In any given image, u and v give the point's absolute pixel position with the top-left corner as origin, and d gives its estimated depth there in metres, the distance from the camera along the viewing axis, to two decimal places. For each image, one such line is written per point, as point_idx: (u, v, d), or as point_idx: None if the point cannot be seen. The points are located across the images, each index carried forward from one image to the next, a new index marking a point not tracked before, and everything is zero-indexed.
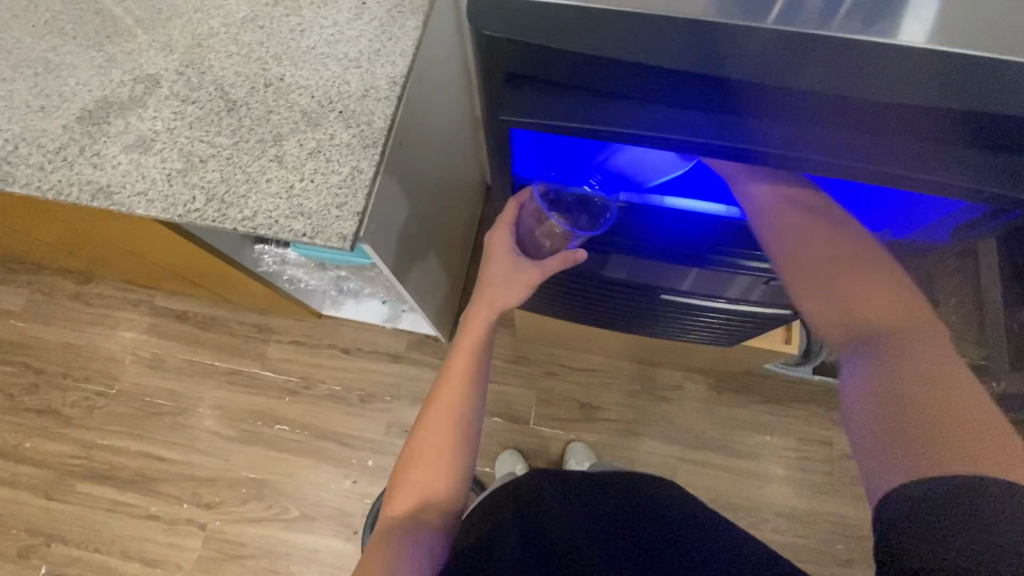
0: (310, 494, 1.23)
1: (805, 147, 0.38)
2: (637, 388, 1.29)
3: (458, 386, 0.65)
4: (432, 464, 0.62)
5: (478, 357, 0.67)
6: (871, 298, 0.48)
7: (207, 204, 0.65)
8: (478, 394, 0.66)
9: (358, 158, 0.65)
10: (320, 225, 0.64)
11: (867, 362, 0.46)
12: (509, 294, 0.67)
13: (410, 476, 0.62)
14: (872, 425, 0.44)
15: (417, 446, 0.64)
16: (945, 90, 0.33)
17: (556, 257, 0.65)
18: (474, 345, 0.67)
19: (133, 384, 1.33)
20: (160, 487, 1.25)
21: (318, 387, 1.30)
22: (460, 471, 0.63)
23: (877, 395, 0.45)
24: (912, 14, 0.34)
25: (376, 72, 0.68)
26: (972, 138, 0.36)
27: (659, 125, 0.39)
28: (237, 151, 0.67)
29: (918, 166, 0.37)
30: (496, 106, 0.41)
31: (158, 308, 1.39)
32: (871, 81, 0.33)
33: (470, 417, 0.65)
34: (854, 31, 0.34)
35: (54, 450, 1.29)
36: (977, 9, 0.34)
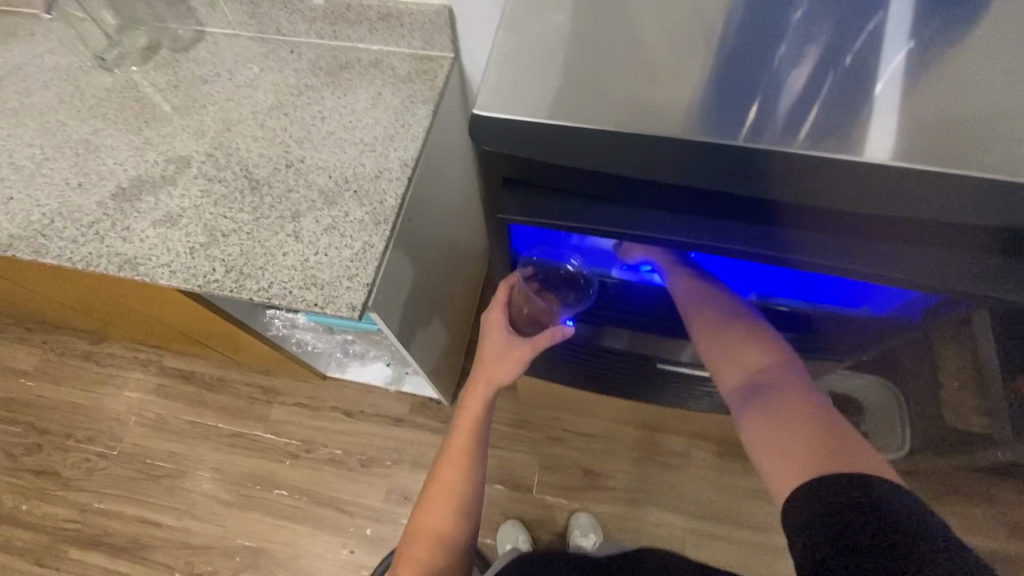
0: (305, 565, 1.19)
1: (784, 242, 0.40)
2: (641, 455, 1.28)
3: (458, 463, 0.67)
4: (432, 542, 0.64)
5: (477, 434, 0.68)
6: (754, 349, 0.55)
7: (226, 275, 0.69)
8: (478, 470, 0.67)
9: (369, 234, 0.70)
10: (331, 295, 0.67)
11: (761, 402, 0.52)
12: (503, 370, 0.67)
13: (411, 552, 0.64)
14: (771, 447, 0.49)
15: (419, 522, 0.66)
16: (918, 198, 0.35)
17: (544, 332, 0.65)
18: (474, 423, 0.68)
19: (135, 446, 1.33)
20: (152, 555, 1.22)
21: (320, 450, 1.29)
22: (461, 547, 0.65)
23: (773, 422, 0.50)
24: (876, 129, 0.38)
25: (389, 156, 0.74)
26: (969, 242, 0.38)
27: (657, 226, 0.42)
28: (258, 226, 0.71)
29: (902, 263, 0.39)
30: (496, 206, 0.45)
31: (166, 368, 1.41)
32: (834, 190, 0.37)
33: (470, 494, 0.66)
34: (822, 141, 0.37)
35: (49, 513, 1.27)
36: (930, 123, 0.38)
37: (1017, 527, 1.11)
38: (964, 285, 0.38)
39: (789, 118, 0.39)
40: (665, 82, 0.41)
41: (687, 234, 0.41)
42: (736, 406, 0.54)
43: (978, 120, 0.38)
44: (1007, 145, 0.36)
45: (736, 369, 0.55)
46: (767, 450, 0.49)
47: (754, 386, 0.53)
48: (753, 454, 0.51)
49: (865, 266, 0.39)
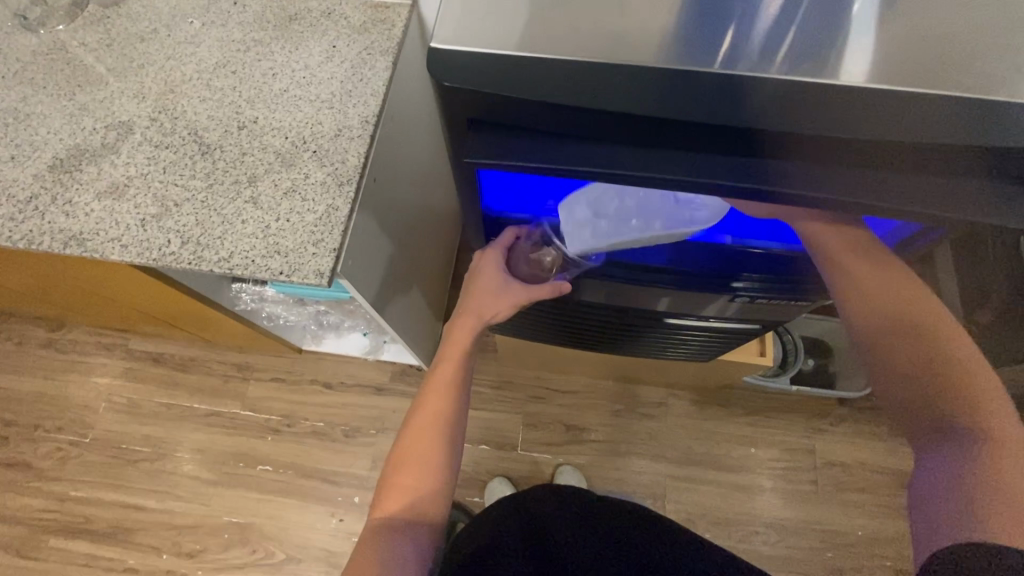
0: (296, 536, 1.20)
1: (763, 179, 0.39)
2: (621, 407, 1.30)
3: (443, 391, 0.68)
4: (419, 467, 0.65)
5: (462, 366, 0.70)
6: (964, 393, 0.49)
7: (182, 247, 0.66)
8: (461, 399, 0.69)
9: (333, 196, 0.67)
10: (297, 263, 0.65)
11: (950, 451, 0.49)
12: (496, 308, 0.69)
13: (398, 478, 0.65)
14: (941, 504, 0.48)
15: (405, 450, 0.66)
16: (898, 122, 0.35)
17: (545, 285, 0.67)
18: (458, 355, 0.70)
19: (109, 432, 1.29)
20: (137, 538, 1.21)
21: (301, 424, 1.28)
22: (446, 473, 0.65)
23: (953, 479, 0.48)
24: (849, 55, 0.37)
25: (348, 113, 0.70)
26: (955, 165, 0.38)
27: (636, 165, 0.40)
28: (212, 194, 0.67)
29: (885, 191, 0.38)
30: (461, 154, 0.43)
31: (134, 351, 1.36)
32: (813, 113, 0.36)
33: (454, 421, 0.68)
34: (799, 67, 0.37)
35: (24, 504, 1.24)
36: (908, 45, 0.37)
37: None
38: (957, 211, 0.38)
39: (766, 44, 0.37)
40: (637, 12, 0.39)
41: (663, 174, 0.40)
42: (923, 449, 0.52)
43: (951, 41, 0.37)
44: (983, 65, 0.36)
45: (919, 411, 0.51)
46: (930, 504, 0.50)
47: (947, 429, 0.50)
48: (925, 499, 0.51)
49: (850, 197, 0.39)
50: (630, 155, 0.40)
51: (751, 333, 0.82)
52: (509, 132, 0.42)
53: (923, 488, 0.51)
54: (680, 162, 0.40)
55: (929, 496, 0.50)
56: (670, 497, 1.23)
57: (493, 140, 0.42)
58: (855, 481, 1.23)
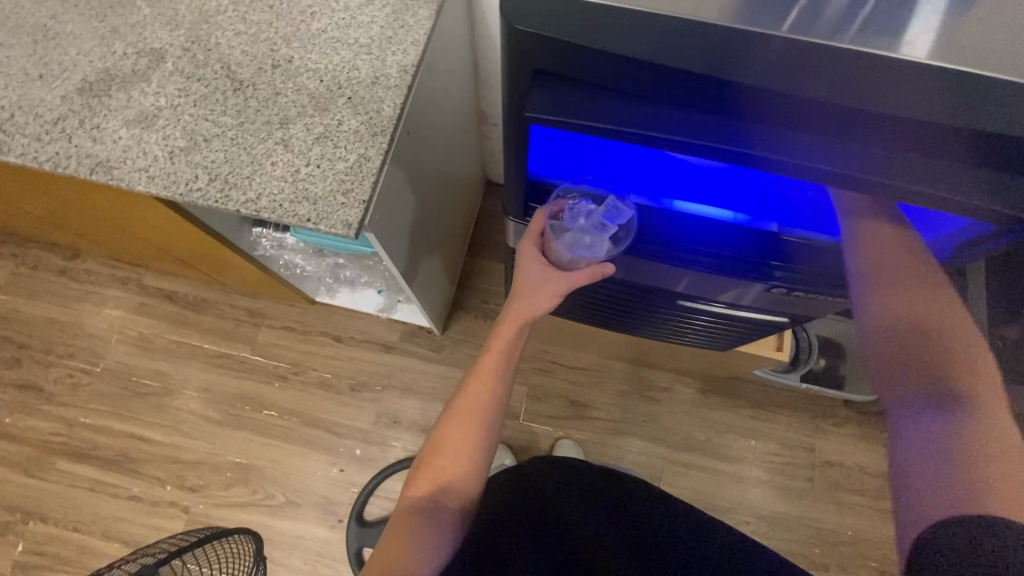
0: (296, 482, 1.23)
1: (802, 154, 0.39)
2: (628, 388, 1.30)
3: (488, 382, 0.67)
4: (457, 454, 0.65)
5: (508, 360, 0.68)
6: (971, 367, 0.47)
7: (210, 184, 0.64)
8: (503, 391, 0.68)
9: (365, 145, 0.65)
10: (325, 211, 0.63)
11: (938, 413, 0.47)
12: (538, 303, 0.67)
13: (435, 460, 0.65)
14: (924, 467, 0.46)
15: (443, 434, 0.66)
16: (938, 101, 0.35)
17: (585, 271, 0.65)
18: (504, 349, 0.68)
19: (120, 363, 1.31)
20: (142, 468, 1.24)
21: (309, 374, 1.29)
22: (482, 463, 0.65)
23: (937, 445, 0.46)
24: (913, 32, 0.37)
25: (386, 60, 0.68)
26: (973, 154, 0.38)
27: (683, 127, 0.40)
28: (243, 132, 0.66)
29: (905, 175, 0.39)
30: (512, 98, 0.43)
31: (147, 287, 1.36)
32: (871, 92, 0.36)
33: (494, 413, 0.67)
34: (868, 40, 0.37)
35: (34, 426, 1.27)
36: (977, 32, 0.37)
37: None
38: (971, 199, 0.38)
39: (837, 16, 0.38)
40: None
41: None
42: (905, 414, 0.49)
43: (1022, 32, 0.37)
44: None
45: (914, 376, 0.49)
46: (915, 472, 0.46)
47: (943, 394, 0.47)
48: (904, 463, 0.48)
49: (887, 177, 0.39)
50: (675, 116, 0.41)
51: (771, 325, 0.80)
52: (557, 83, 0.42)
53: (902, 448, 0.48)
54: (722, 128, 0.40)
55: (911, 459, 0.47)
56: (666, 479, 1.24)
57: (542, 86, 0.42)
58: (851, 483, 1.24)
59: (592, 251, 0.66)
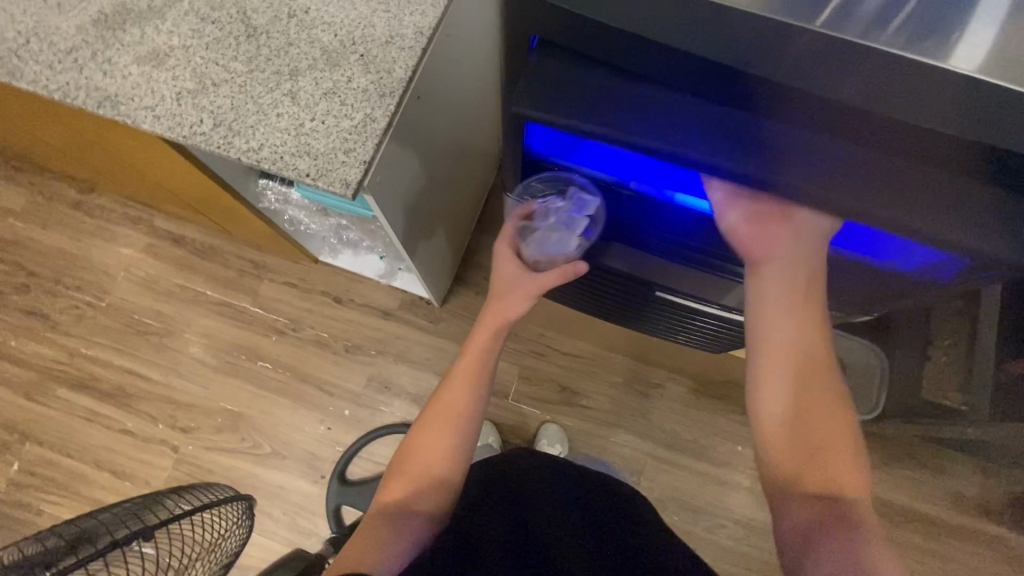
0: (284, 435, 1.25)
1: (805, 158, 0.40)
2: (620, 381, 1.30)
3: (462, 385, 0.69)
4: (431, 455, 0.66)
5: (484, 362, 0.70)
6: (847, 472, 0.54)
7: (215, 129, 0.64)
8: (482, 393, 0.69)
9: (372, 106, 0.63)
10: (325, 168, 0.62)
11: (834, 513, 0.52)
12: (514, 305, 0.69)
13: (408, 465, 0.66)
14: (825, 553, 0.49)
15: (419, 438, 0.67)
16: (960, 113, 0.35)
17: (556, 270, 0.67)
18: (480, 350, 0.70)
19: (124, 300, 1.33)
20: (137, 404, 1.27)
21: (306, 331, 1.30)
22: (458, 464, 0.66)
23: (831, 535, 0.50)
24: (965, 33, 0.35)
25: (403, 20, 0.66)
26: (976, 168, 0.39)
27: (687, 122, 0.41)
28: (251, 80, 0.65)
29: (911, 204, 0.39)
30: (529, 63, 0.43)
31: (157, 229, 1.37)
32: (892, 94, 0.36)
33: (473, 413, 0.68)
34: (914, 41, 0.36)
35: (39, 352, 1.31)
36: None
37: (957, 497, 1.18)
38: (977, 217, 0.39)
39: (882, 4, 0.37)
40: None
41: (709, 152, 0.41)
42: (799, 504, 0.54)
43: None
44: None
45: (813, 474, 0.55)
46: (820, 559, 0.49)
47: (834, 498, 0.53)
48: (798, 550, 0.52)
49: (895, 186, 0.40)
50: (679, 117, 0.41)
51: None
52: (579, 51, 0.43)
53: (792, 535, 0.53)
54: (720, 128, 0.41)
55: (808, 551, 0.51)
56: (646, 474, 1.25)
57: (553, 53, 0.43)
58: None
59: (562, 248, 0.69)
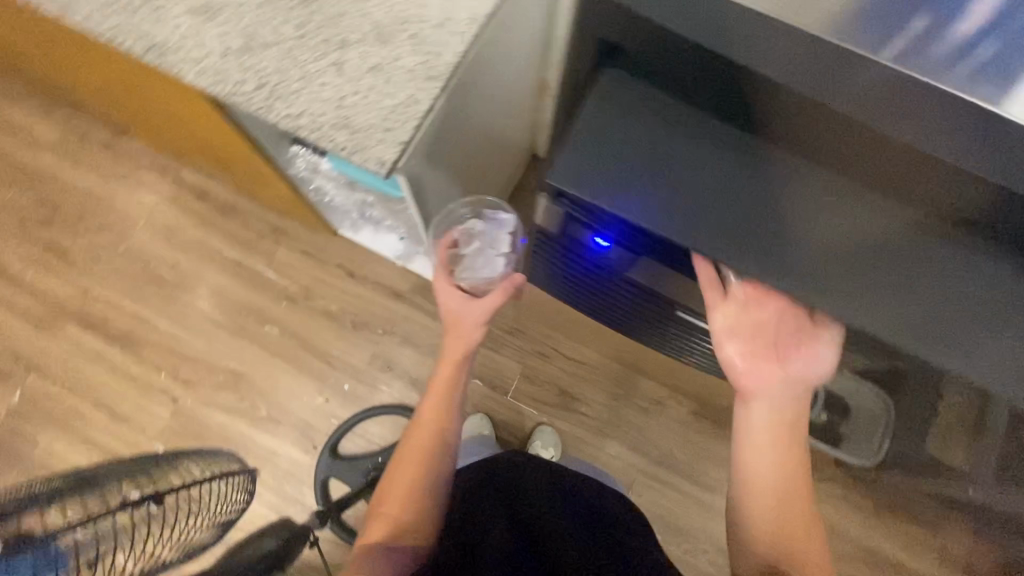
0: (282, 400, 1.26)
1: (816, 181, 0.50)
2: (621, 393, 1.29)
3: (428, 425, 0.73)
4: (400, 498, 0.68)
5: (449, 398, 0.75)
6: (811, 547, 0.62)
7: (257, 91, 0.63)
8: (450, 429, 0.74)
9: (417, 87, 0.63)
10: (362, 144, 0.62)
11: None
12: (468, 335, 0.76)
13: (382, 508, 0.68)
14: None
15: (389, 482, 0.70)
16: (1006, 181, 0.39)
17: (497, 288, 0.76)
18: (446, 388, 0.76)
19: (142, 247, 1.34)
20: (143, 351, 1.28)
21: (316, 301, 1.31)
22: (432, 498, 0.70)
23: None
24: None
25: (458, 4, 0.65)
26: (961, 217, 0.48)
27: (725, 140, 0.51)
28: (299, 46, 0.64)
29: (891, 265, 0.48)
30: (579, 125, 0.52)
31: (182, 180, 1.38)
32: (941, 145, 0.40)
33: (443, 449, 0.73)
34: (984, 83, 0.38)
35: (53, 286, 1.32)
36: None
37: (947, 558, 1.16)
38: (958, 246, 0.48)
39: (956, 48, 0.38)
40: None
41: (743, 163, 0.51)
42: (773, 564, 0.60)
43: None
44: None
45: (779, 547, 0.62)
46: None
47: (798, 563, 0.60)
48: None
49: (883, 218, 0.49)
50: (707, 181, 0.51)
51: None
52: (643, 81, 0.53)
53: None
54: (740, 194, 0.50)
55: None
56: (635, 489, 1.24)
57: (605, 109, 0.52)
58: None
59: (486, 269, 0.84)
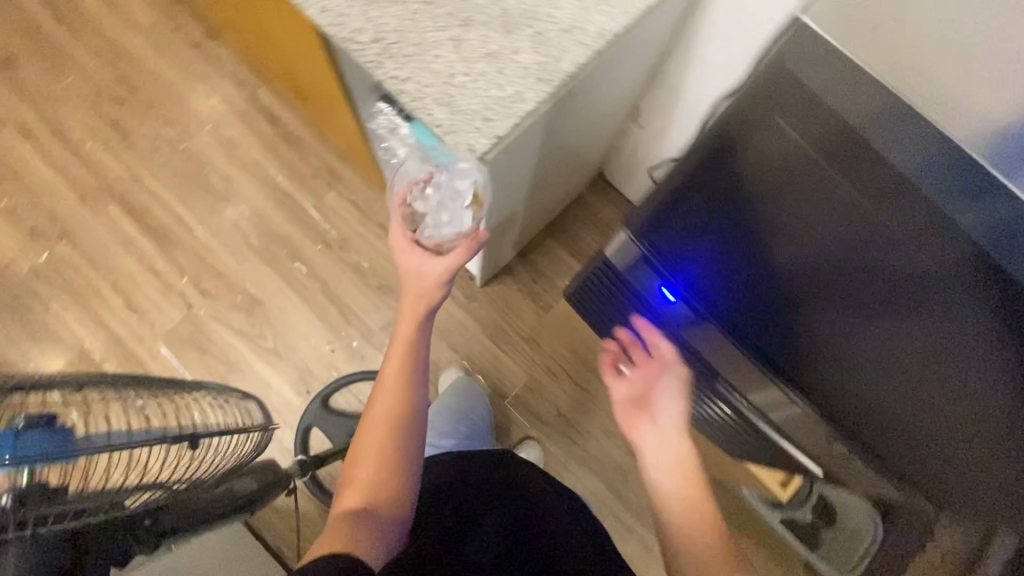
0: (289, 338, 1.26)
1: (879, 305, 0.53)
2: (615, 432, 1.27)
3: (394, 386, 0.68)
4: (371, 463, 0.64)
5: (412, 354, 0.70)
6: None
7: (371, 43, 0.63)
8: (413, 389, 0.69)
9: (526, 87, 0.61)
10: (457, 127, 0.61)
11: None
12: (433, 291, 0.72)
13: (354, 474, 0.64)
14: None
15: (359, 447, 0.66)
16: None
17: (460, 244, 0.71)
18: (405, 343, 0.71)
19: (201, 151, 1.35)
20: (173, 250, 1.30)
21: (350, 252, 1.31)
22: (404, 466, 0.65)
23: None
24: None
25: (591, 15, 0.64)
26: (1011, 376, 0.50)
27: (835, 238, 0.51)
28: (423, 9, 0.63)
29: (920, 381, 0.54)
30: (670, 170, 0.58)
31: (257, 99, 1.38)
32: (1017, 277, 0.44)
33: (412, 411, 0.68)
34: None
35: (108, 163, 1.34)
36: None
37: None
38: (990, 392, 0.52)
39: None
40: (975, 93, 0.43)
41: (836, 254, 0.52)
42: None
43: None
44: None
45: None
46: None
47: None
48: None
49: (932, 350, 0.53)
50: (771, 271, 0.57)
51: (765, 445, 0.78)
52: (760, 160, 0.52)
53: None
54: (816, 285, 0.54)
55: None
56: None
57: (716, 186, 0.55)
58: None
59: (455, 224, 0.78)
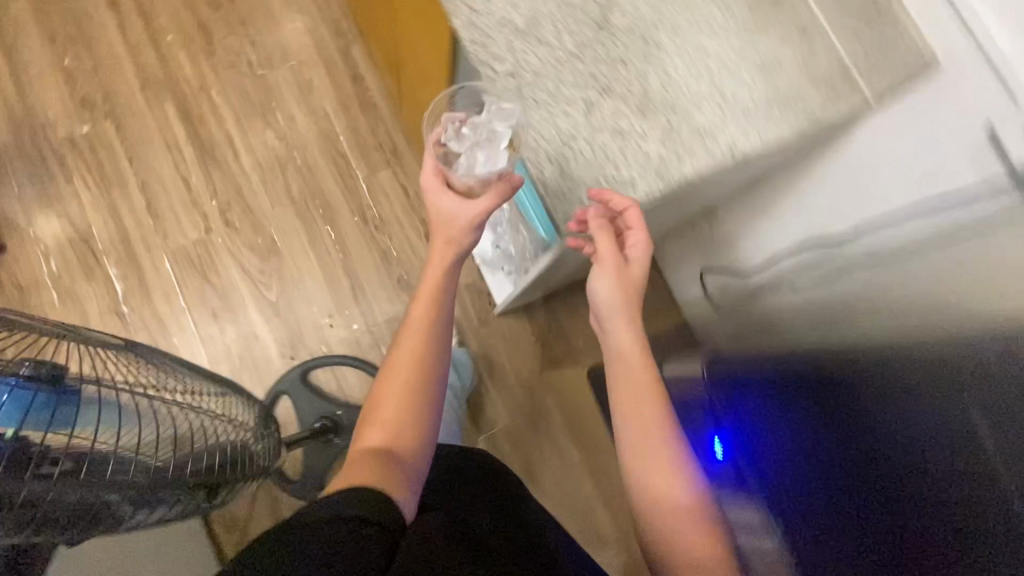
0: (293, 297, 1.22)
1: None
2: (573, 506, 1.23)
3: (421, 328, 0.66)
4: (394, 403, 0.62)
5: (439, 301, 0.68)
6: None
7: (505, 79, 0.62)
8: (444, 329, 0.68)
9: (639, 176, 0.59)
10: (560, 192, 0.61)
11: None
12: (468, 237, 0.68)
13: (378, 413, 0.62)
14: None
15: (381, 387, 0.64)
16: None
17: (491, 192, 0.64)
18: (432, 291, 0.68)
19: (275, 82, 1.31)
20: (212, 169, 1.26)
21: (382, 235, 1.26)
22: (428, 407, 0.64)
23: None
24: None
25: (727, 127, 0.61)
26: None
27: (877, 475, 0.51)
28: (565, 67, 0.62)
29: None
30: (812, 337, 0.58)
31: (349, 50, 1.33)
32: None
33: (441, 354, 0.66)
34: None
35: (181, 61, 1.30)
36: None
37: None
38: None
39: None
40: None
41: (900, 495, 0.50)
42: None
43: None
44: None
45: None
46: None
47: None
48: None
49: None
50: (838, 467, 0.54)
51: None
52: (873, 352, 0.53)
53: None
54: None
55: None
56: None
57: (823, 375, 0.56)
58: None
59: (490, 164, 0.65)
